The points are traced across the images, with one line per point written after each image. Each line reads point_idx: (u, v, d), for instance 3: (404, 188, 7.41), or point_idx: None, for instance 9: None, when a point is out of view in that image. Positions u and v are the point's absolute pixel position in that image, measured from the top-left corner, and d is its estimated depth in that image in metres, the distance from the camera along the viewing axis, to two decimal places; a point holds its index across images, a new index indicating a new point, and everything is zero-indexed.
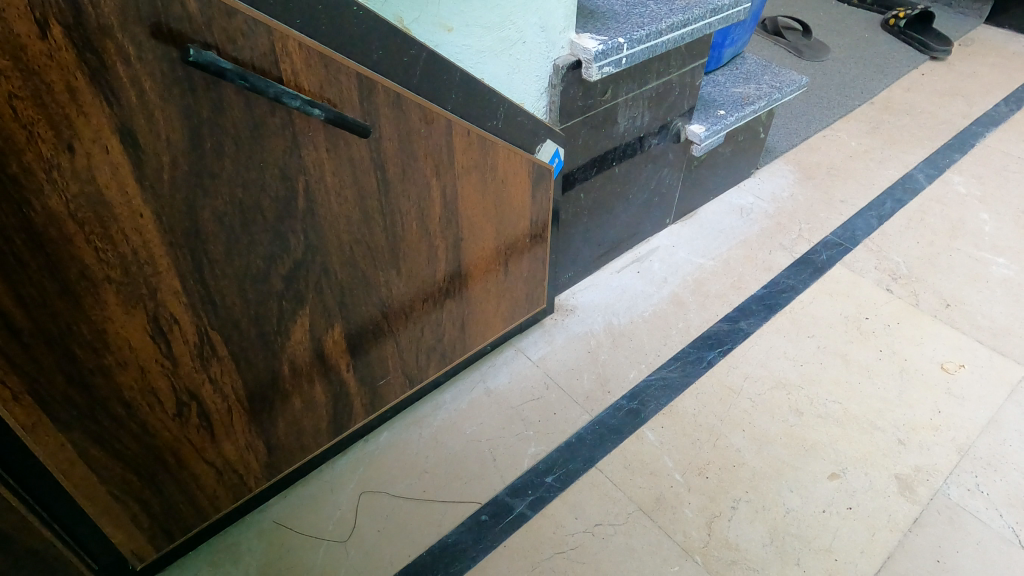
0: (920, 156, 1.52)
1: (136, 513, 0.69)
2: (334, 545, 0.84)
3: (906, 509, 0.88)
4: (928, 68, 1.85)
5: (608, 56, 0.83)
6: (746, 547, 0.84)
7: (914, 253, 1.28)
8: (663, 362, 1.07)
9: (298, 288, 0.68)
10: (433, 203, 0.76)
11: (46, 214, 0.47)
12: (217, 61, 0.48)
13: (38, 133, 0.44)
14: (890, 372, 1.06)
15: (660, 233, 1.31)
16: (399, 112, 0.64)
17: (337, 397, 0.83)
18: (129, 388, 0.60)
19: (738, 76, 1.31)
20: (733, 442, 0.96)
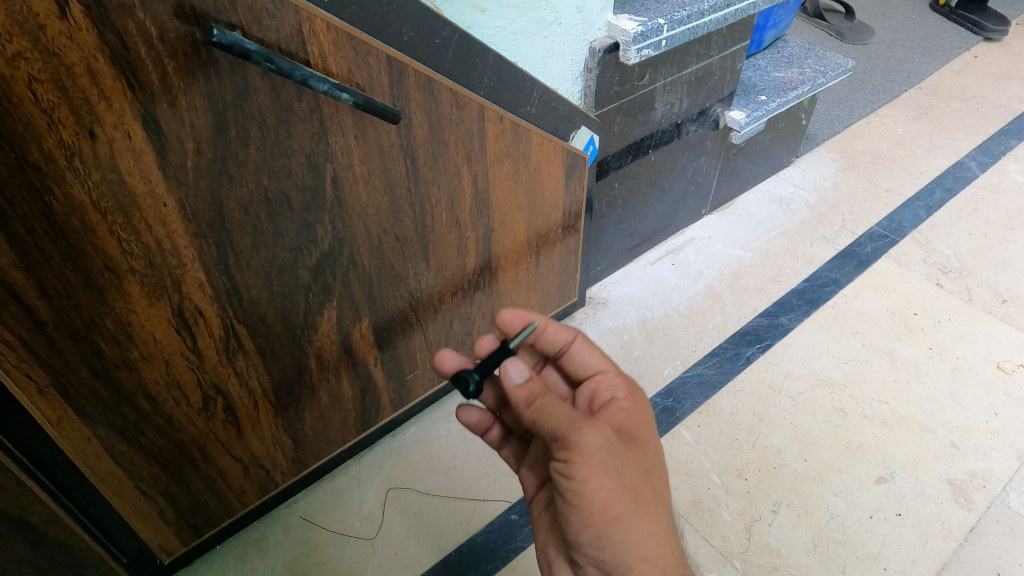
0: (972, 144, 1.45)
1: (163, 508, 0.68)
2: (361, 542, 0.82)
3: (961, 518, 0.84)
4: (981, 51, 1.76)
5: (647, 38, 0.79)
6: (787, 553, 0.81)
7: (966, 245, 1.22)
8: (699, 358, 1.03)
9: (325, 280, 0.66)
10: (463, 192, 0.73)
11: (68, 204, 0.46)
12: (241, 42, 0.46)
13: (58, 118, 0.42)
14: (941, 370, 1.01)
15: (696, 224, 1.27)
16: (430, 97, 0.62)
17: (365, 391, 0.81)
18: (154, 382, 0.58)
19: (779, 60, 1.25)
20: (774, 443, 0.92)
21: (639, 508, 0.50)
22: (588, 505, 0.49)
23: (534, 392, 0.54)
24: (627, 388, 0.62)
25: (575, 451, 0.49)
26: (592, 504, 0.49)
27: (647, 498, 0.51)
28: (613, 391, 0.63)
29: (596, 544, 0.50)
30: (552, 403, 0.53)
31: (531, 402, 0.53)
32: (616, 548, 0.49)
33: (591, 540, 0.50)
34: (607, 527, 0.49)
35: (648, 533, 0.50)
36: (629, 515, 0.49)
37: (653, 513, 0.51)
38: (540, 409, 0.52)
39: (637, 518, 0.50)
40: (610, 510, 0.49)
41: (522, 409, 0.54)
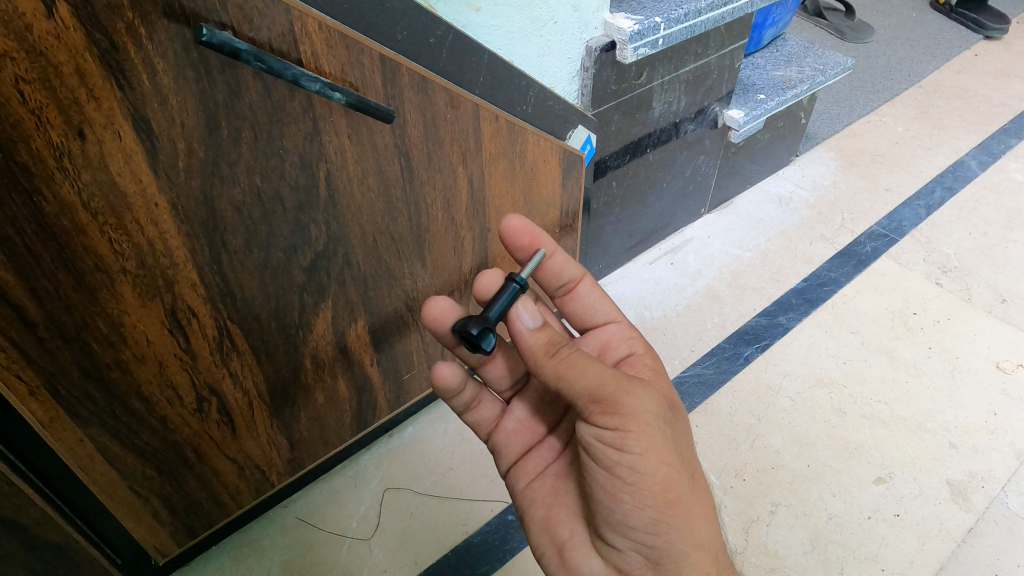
0: (973, 142, 1.44)
1: (158, 509, 0.68)
2: (357, 543, 0.82)
3: (960, 518, 0.84)
4: (982, 49, 1.76)
5: (644, 36, 0.79)
6: (785, 554, 0.80)
7: (966, 245, 1.21)
8: (697, 358, 1.03)
9: (319, 281, 0.65)
10: (459, 192, 0.72)
11: (58, 204, 0.45)
12: (231, 42, 0.46)
13: (47, 118, 0.42)
14: (940, 370, 1.01)
15: (695, 223, 1.26)
16: (424, 96, 0.61)
17: (361, 392, 0.81)
18: (147, 383, 0.58)
19: (778, 58, 1.25)
20: (772, 443, 0.91)
21: (694, 486, 0.55)
22: (644, 480, 0.52)
23: (551, 341, 0.56)
24: (641, 342, 0.70)
25: (626, 417, 0.52)
26: (654, 486, 0.52)
27: (695, 478, 0.56)
28: (629, 345, 0.70)
29: (652, 527, 0.54)
30: (580, 359, 0.54)
31: (555, 352, 0.55)
32: (674, 529, 0.54)
33: (647, 524, 0.54)
34: (666, 511, 0.53)
35: (700, 507, 0.55)
36: (685, 495, 0.54)
37: (703, 492, 0.56)
38: (574, 364, 0.54)
39: (693, 492, 0.55)
40: (673, 487, 0.53)
41: (545, 360, 0.55)
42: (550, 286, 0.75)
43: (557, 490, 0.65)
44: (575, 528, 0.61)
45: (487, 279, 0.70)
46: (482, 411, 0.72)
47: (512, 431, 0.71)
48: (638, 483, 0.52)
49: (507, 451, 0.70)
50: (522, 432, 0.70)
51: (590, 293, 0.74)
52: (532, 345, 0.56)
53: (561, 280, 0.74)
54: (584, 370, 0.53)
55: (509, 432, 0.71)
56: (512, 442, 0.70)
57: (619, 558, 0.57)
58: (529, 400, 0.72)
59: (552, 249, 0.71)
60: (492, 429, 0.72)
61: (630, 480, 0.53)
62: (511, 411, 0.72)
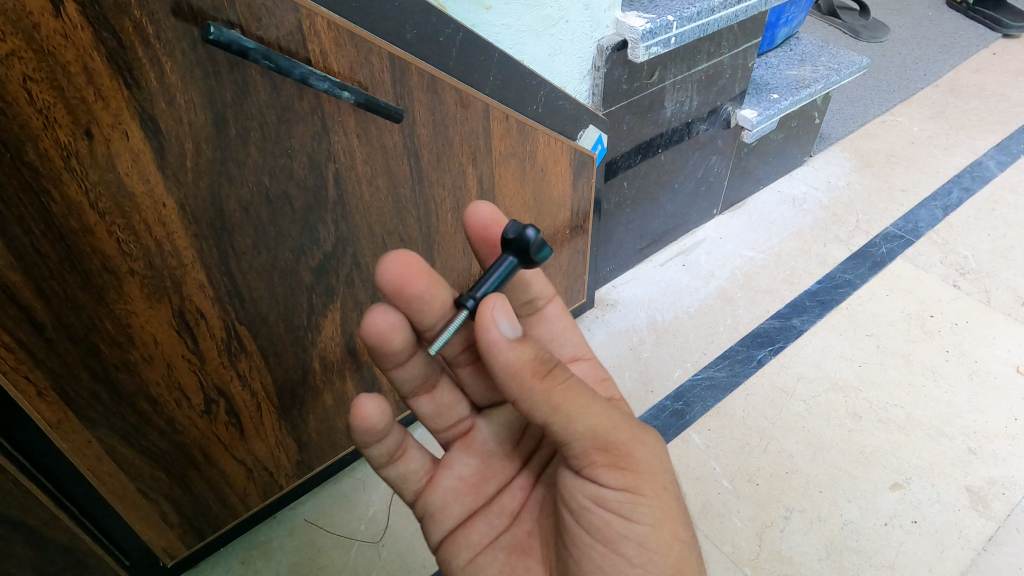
0: (991, 142, 1.42)
1: (166, 510, 0.68)
2: (365, 546, 0.81)
3: (980, 526, 0.82)
4: (1000, 48, 1.73)
5: (656, 35, 0.78)
6: (799, 560, 0.79)
7: (984, 246, 1.19)
8: (709, 361, 1.02)
9: (328, 282, 0.65)
10: (469, 192, 0.72)
11: (65, 204, 0.45)
12: (239, 40, 0.46)
13: (54, 118, 0.42)
14: (958, 374, 0.99)
15: (707, 224, 1.25)
16: (433, 96, 0.61)
17: (370, 394, 0.80)
18: (155, 384, 0.58)
19: (791, 58, 1.23)
20: (785, 447, 0.90)
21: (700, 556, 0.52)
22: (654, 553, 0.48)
23: (542, 355, 0.47)
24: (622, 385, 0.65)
25: (637, 475, 0.48)
26: (664, 563, 0.48)
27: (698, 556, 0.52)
28: (608, 386, 0.65)
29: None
30: (582, 391, 0.47)
31: (550, 372, 0.47)
32: None
33: None
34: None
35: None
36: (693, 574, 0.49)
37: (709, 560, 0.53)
38: (576, 397, 0.47)
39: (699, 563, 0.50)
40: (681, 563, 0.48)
41: (534, 380, 0.46)
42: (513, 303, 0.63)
43: (514, 568, 0.54)
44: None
45: (388, 265, 0.52)
46: (409, 461, 0.58)
47: (451, 489, 0.58)
48: (647, 562, 0.48)
49: (444, 513, 0.58)
50: (464, 492, 0.58)
51: (560, 317, 0.65)
52: (505, 360, 0.45)
53: (526, 297, 0.63)
54: (589, 410, 0.47)
55: (447, 492, 0.58)
56: (452, 502, 0.58)
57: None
58: (473, 453, 0.59)
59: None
60: (425, 486, 0.59)
61: (638, 558, 0.48)
62: (450, 463, 0.59)
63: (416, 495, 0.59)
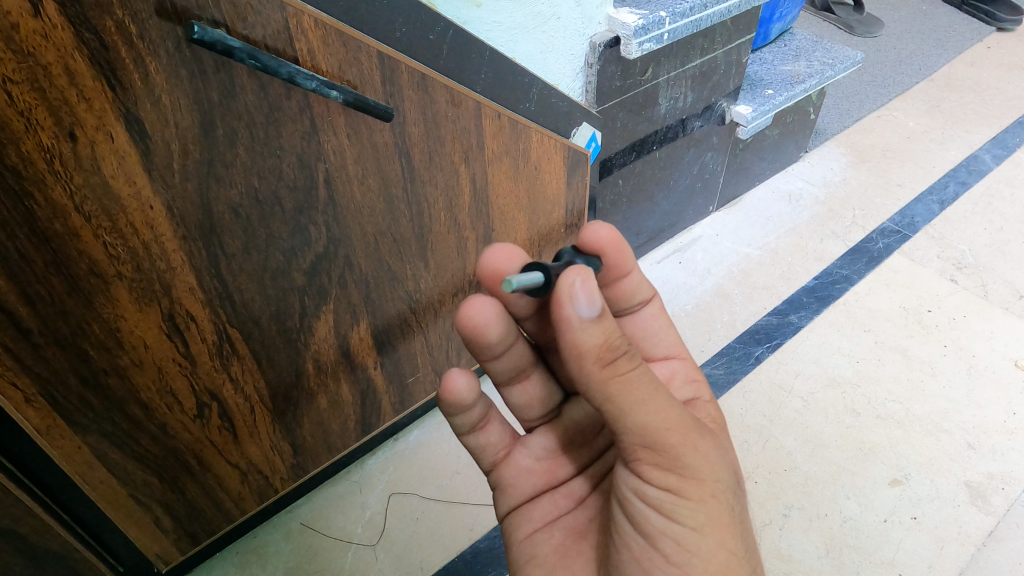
0: (986, 136, 1.42)
1: (159, 516, 0.67)
2: (362, 549, 0.81)
3: (979, 521, 0.81)
4: (995, 41, 1.73)
5: (648, 31, 0.77)
6: (798, 558, 0.79)
7: (981, 240, 1.19)
8: (708, 358, 1.01)
9: (320, 283, 0.64)
10: (462, 191, 0.71)
11: (49, 208, 0.44)
12: (224, 39, 0.45)
13: (36, 120, 0.41)
14: (956, 369, 0.98)
15: (703, 221, 1.24)
16: (424, 94, 0.60)
17: (365, 396, 0.80)
18: (145, 389, 0.57)
19: (786, 53, 1.23)
20: (784, 445, 0.89)
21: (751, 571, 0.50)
22: (696, 555, 0.48)
23: (608, 345, 0.45)
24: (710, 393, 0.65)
25: (684, 478, 0.47)
26: (703, 568, 0.48)
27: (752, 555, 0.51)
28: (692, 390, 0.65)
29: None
30: (642, 391, 0.46)
31: (611, 362, 0.45)
32: None
33: None
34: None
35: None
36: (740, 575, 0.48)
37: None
38: (638, 391, 0.46)
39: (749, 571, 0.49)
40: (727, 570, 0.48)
41: (597, 364, 0.45)
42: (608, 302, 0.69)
43: (569, 549, 0.58)
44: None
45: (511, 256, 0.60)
46: (489, 434, 0.64)
47: (523, 468, 0.64)
48: (686, 564, 0.48)
49: (513, 490, 0.63)
50: (535, 472, 0.64)
51: (653, 320, 0.69)
52: (587, 346, 0.45)
53: (625, 299, 0.68)
54: (648, 409, 0.46)
55: (520, 468, 0.64)
56: (523, 481, 0.63)
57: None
58: (552, 433, 0.65)
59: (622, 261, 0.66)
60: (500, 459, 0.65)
61: (675, 557, 0.48)
62: (527, 444, 0.65)
63: (492, 468, 0.65)
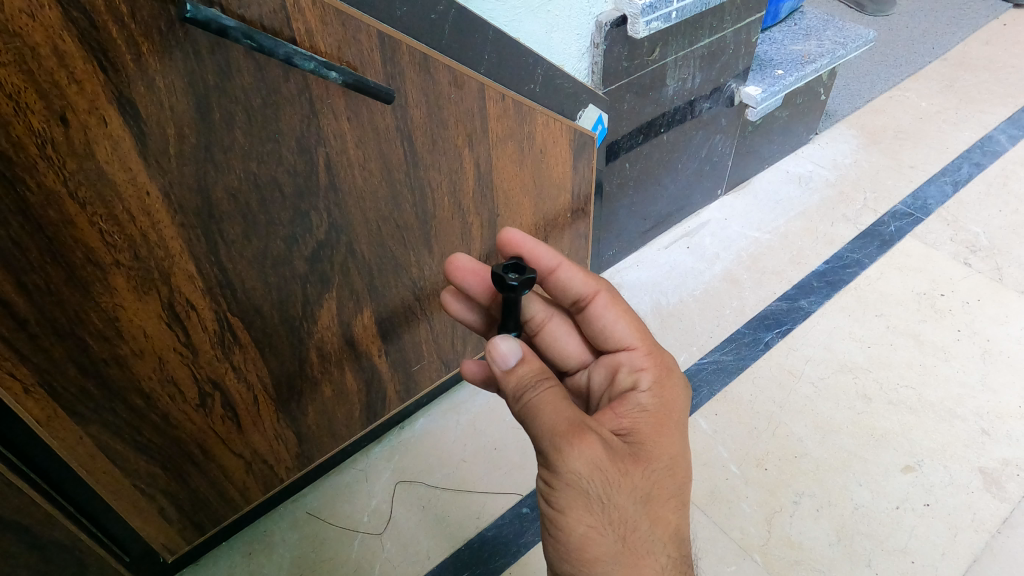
0: (1001, 116, 1.39)
1: (164, 506, 0.67)
2: (369, 538, 0.80)
3: (993, 508, 0.80)
4: (1011, 18, 1.68)
5: (656, 9, 0.76)
6: (809, 545, 0.78)
7: (995, 223, 1.17)
8: (716, 344, 1.00)
9: (322, 270, 0.63)
10: (466, 176, 0.70)
11: (43, 195, 0.43)
12: (218, 18, 0.43)
13: (27, 103, 0.40)
14: (970, 354, 0.97)
15: (711, 205, 1.22)
16: (426, 75, 0.59)
17: (369, 384, 0.79)
18: (146, 378, 0.56)
19: (796, 33, 1.20)
20: (794, 431, 0.88)
21: (625, 550, 0.48)
22: (569, 538, 0.48)
23: (520, 384, 0.52)
24: (653, 375, 0.58)
25: (554, 472, 0.47)
26: (574, 541, 0.48)
27: (636, 542, 0.48)
28: (634, 378, 0.59)
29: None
30: (542, 406, 0.50)
31: (520, 397, 0.51)
32: None
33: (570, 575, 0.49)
34: (586, 565, 0.48)
35: (631, 569, 0.47)
36: (610, 558, 0.48)
37: (644, 557, 0.48)
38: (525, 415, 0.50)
39: (621, 553, 0.48)
40: (595, 551, 0.48)
41: (512, 400, 0.52)
42: (564, 298, 0.68)
43: None
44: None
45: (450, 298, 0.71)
46: None
47: None
48: (560, 533, 0.49)
49: None
50: None
51: (606, 312, 0.63)
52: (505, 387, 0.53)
53: (573, 297, 0.66)
54: (532, 420, 0.49)
55: None
56: None
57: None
58: None
59: (554, 263, 0.65)
60: None
61: (555, 529, 0.49)
62: None
63: None
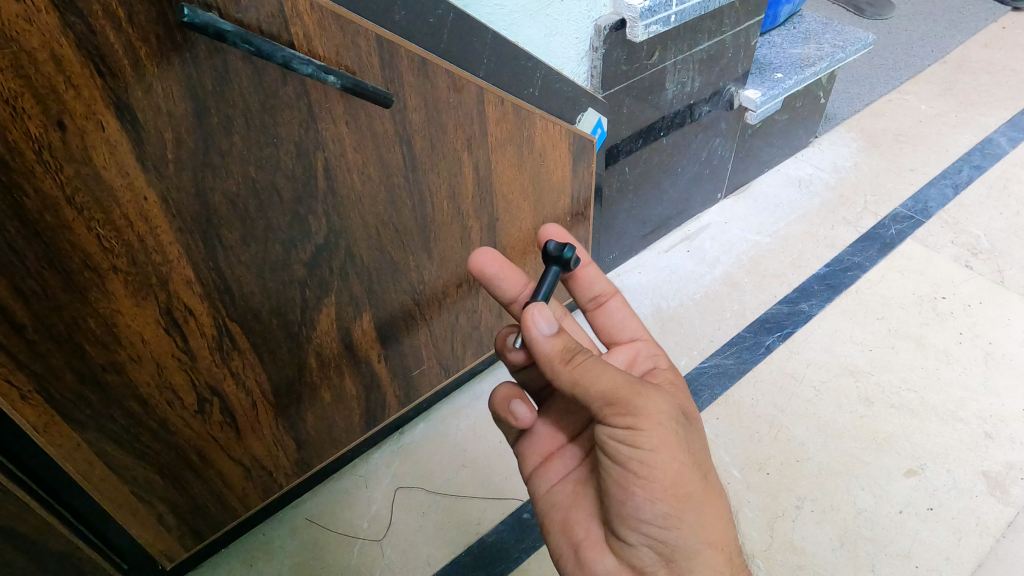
0: (1001, 119, 1.39)
1: (162, 513, 0.66)
2: (368, 544, 0.80)
3: (997, 512, 0.80)
4: (1009, 21, 1.69)
5: (655, 13, 0.76)
6: (812, 550, 0.77)
7: (996, 225, 1.16)
8: (717, 348, 0.99)
9: (321, 275, 0.63)
10: (465, 180, 0.70)
11: (39, 200, 0.43)
12: (216, 22, 0.43)
13: (23, 108, 0.40)
14: (972, 357, 0.96)
15: (711, 209, 1.22)
16: (425, 79, 0.59)
17: (369, 389, 0.78)
18: (144, 384, 0.56)
19: (796, 36, 1.20)
20: (796, 435, 0.88)
21: (706, 486, 0.52)
22: (659, 479, 0.49)
23: (568, 347, 0.51)
24: (663, 356, 0.67)
25: (640, 417, 0.48)
26: (664, 481, 0.49)
27: (709, 477, 0.52)
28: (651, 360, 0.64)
29: (663, 522, 0.50)
30: (600, 366, 0.50)
31: (571, 359, 0.51)
32: (684, 523, 0.50)
33: (658, 518, 0.50)
34: (676, 501, 0.50)
35: (705, 504, 0.51)
36: (696, 491, 0.50)
37: (715, 491, 0.52)
38: (591, 370, 0.50)
39: (701, 486, 0.51)
40: (685, 485, 0.50)
41: (559, 366, 0.50)
42: (580, 297, 0.71)
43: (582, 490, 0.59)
44: (590, 526, 0.56)
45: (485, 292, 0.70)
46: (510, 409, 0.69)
47: (542, 432, 0.65)
48: (651, 477, 0.49)
49: (531, 451, 0.65)
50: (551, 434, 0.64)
51: (620, 311, 0.70)
52: (543, 358, 0.51)
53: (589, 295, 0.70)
54: (601, 373, 0.49)
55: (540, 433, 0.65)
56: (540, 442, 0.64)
57: (632, 554, 0.52)
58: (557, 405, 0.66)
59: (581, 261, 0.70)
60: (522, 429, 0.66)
61: (642, 475, 0.49)
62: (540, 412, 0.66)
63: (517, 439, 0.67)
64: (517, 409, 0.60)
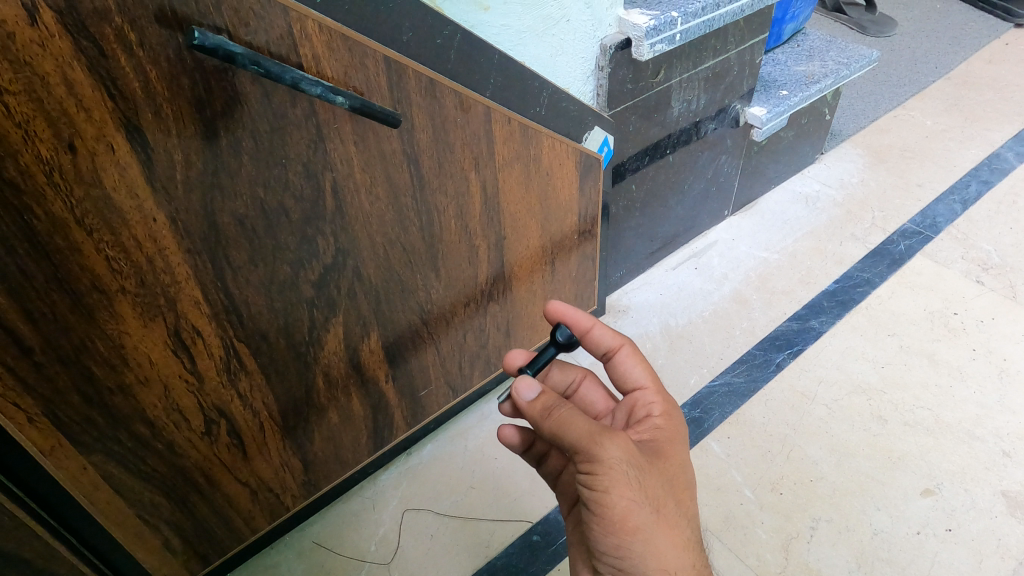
0: (1007, 134, 1.38)
1: (168, 537, 0.65)
2: (376, 568, 0.78)
3: (1018, 532, 0.78)
4: (1013, 37, 1.69)
5: (660, 32, 0.75)
6: (828, 573, 0.75)
7: (1006, 240, 1.16)
8: (726, 366, 0.99)
9: (329, 295, 0.63)
10: (473, 199, 0.70)
11: (50, 222, 0.43)
12: (225, 45, 0.44)
13: (35, 132, 0.40)
14: (987, 374, 0.95)
15: (718, 226, 1.22)
16: (432, 99, 0.59)
17: (376, 410, 0.78)
18: (152, 407, 0.56)
19: (800, 54, 1.21)
20: (809, 454, 0.87)
21: (660, 520, 0.50)
22: (610, 515, 0.49)
23: (546, 401, 0.53)
24: (663, 404, 0.59)
25: (594, 461, 0.49)
26: (617, 516, 0.49)
27: (669, 510, 0.50)
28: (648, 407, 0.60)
29: (618, 553, 0.50)
30: (572, 415, 0.51)
31: (547, 410, 0.52)
32: (636, 556, 0.49)
33: (611, 549, 0.50)
34: (627, 536, 0.49)
35: (664, 538, 0.50)
36: (648, 524, 0.49)
37: (678, 526, 0.51)
38: (561, 420, 0.51)
39: (655, 523, 0.49)
40: (636, 520, 0.49)
41: (540, 421, 0.52)
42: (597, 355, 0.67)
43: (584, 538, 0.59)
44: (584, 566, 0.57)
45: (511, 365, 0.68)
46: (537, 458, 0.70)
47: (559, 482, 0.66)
48: (604, 513, 0.49)
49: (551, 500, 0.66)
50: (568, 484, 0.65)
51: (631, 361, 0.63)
52: (529, 413, 0.54)
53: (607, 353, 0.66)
54: (566, 422, 0.51)
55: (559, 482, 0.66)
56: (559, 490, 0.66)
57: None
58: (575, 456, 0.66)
59: (591, 324, 0.66)
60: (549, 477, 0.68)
61: (597, 511, 0.50)
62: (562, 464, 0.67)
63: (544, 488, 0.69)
64: (507, 434, 0.66)
